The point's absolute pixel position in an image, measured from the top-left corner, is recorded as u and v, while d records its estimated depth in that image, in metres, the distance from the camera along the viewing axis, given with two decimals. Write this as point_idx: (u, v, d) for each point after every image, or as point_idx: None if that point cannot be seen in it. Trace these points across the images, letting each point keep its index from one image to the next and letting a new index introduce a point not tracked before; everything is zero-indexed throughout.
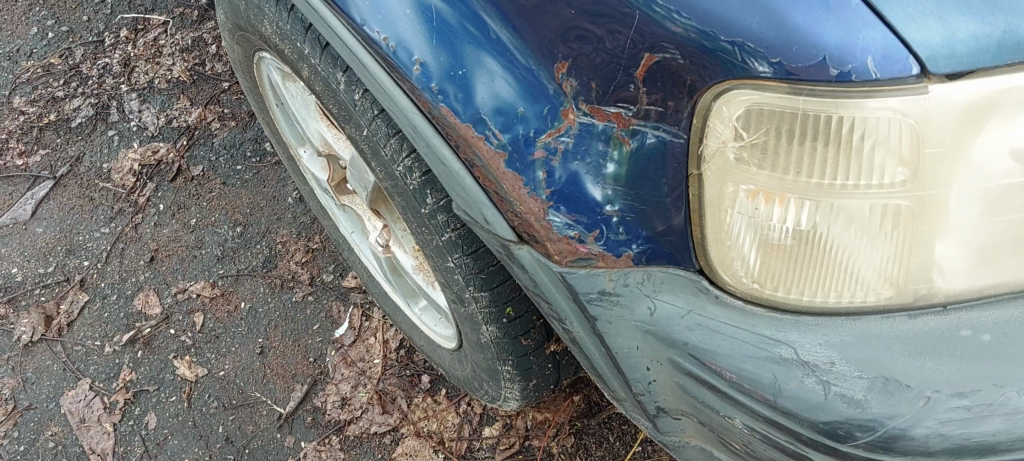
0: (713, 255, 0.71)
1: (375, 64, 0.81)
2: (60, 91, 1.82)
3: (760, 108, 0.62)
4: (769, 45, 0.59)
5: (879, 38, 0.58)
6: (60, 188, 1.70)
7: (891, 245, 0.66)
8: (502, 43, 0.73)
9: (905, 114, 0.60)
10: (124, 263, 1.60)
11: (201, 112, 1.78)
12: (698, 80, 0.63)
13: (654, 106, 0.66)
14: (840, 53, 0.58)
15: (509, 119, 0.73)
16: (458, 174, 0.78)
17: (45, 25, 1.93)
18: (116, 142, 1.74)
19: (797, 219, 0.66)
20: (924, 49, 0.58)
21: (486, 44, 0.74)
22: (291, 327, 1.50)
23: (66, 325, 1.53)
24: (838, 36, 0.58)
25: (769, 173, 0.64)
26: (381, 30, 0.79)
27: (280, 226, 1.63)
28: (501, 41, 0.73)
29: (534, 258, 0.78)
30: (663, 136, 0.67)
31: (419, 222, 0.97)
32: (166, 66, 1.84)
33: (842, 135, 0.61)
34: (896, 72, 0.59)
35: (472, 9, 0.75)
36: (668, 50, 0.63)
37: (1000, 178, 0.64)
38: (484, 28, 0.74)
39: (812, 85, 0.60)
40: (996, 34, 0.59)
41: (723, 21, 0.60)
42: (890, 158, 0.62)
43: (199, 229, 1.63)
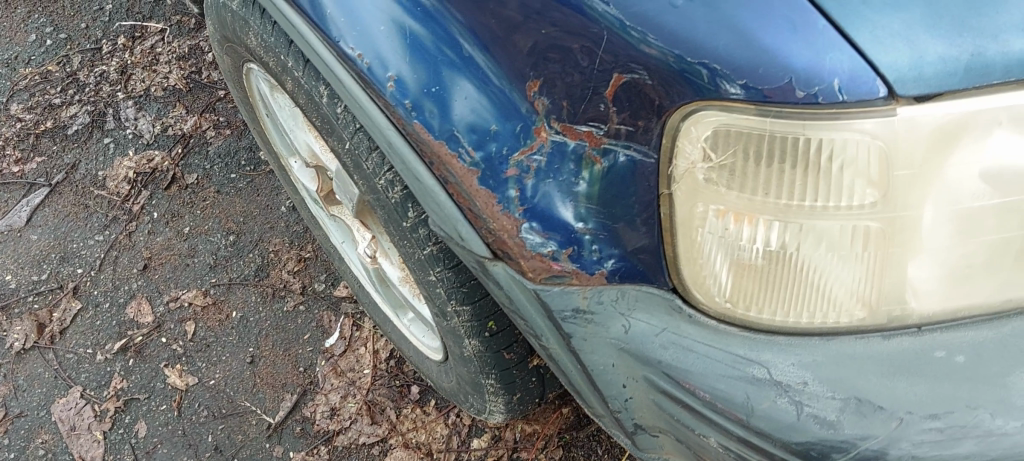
0: (686, 275, 0.71)
1: (351, 80, 0.81)
2: (57, 98, 1.83)
3: (728, 129, 0.62)
4: (737, 67, 0.59)
5: (847, 61, 0.58)
6: (55, 195, 1.71)
7: (862, 265, 0.66)
8: (474, 61, 0.74)
9: (874, 137, 0.60)
10: (117, 271, 1.60)
11: (196, 120, 1.78)
12: (665, 101, 0.63)
13: (624, 126, 0.66)
14: (807, 75, 0.58)
15: (481, 137, 0.73)
16: (431, 190, 0.78)
17: (43, 32, 1.94)
18: (111, 149, 1.75)
19: (767, 238, 0.66)
20: (891, 71, 0.58)
21: (460, 63, 0.75)
22: (282, 336, 1.50)
23: (58, 333, 1.54)
24: (805, 57, 0.58)
25: (738, 193, 0.64)
26: (357, 46, 0.80)
27: (273, 234, 1.63)
28: (473, 60, 0.74)
29: (508, 275, 0.78)
30: (634, 156, 0.67)
31: (400, 236, 0.97)
32: (163, 74, 1.84)
33: (811, 156, 0.61)
34: (863, 94, 0.58)
35: (446, 30, 0.75)
36: (637, 70, 0.63)
37: (970, 201, 0.63)
38: (458, 48, 0.75)
39: (779, 107, 0.60)
40: (963, 58, 0.58)
41: (690, 41, 0.60)
42: (859, 180, 0.62)
43: (192, 237, 1.63)
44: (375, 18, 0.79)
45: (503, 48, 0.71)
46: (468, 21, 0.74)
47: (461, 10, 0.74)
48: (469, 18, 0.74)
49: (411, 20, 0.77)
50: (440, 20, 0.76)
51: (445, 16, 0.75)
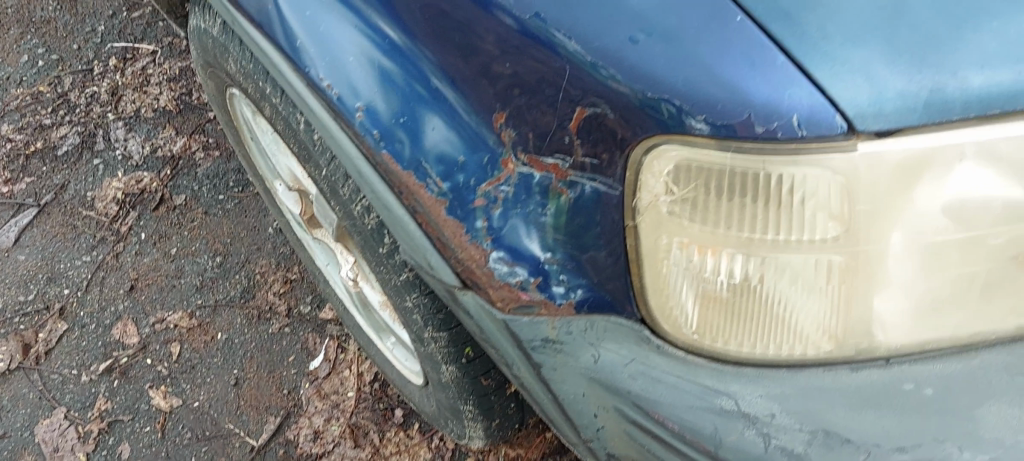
0: (654, 306, 0.70)
1: (322, 110, 0.83)
2: (48, 119, 1.83)
3: (688, 163, 0.62)
4: (696, 102, 0.60)
5: (806, 96, 0.58)
6: (44, 215, 1.71)
7: (829, 298, 0.66)
8: (439, 95, 0.75)
9: (834, 172, 0.60)
10: (104, 292, 1.60)
11: (186, 141, 1.78)
12: (629, 135, 0.64)
13: (589, 158, 0.67)
14: (766, 111, 0.59)
15: (449, 168, 0.75)
16: (402, 219, 0.79)
17: (35, 52, 1.94)
18: (100, 170, 1.75)
19: (730, 270, 0.66)
20: (851, 107, 0.58)
21: (427, 95, 0.75)
22: (267, 358, 1.50)
23: (43, 354, 1.54)
24: (764, 93, 0.59)
25: (701, 226, 0.65)
26: (327, 77, 0.81)
27: (260, 256, 1.63)
28: (440, 94, 0.75)
29: (478, 304, 0.78)
30: (599, 188, 0.68)
31: (377, 261, 0.98)
32: (153, 95, 1.84)
33: (772, 191, 0.62)
34: (822, 130, 0.59)
35: (412, 61, 0.76)
36: (599, 104, 0.64)
37: (933, 236, 0.63)
38: (425, 80, 0.75)
39: (739, 142, 0.60)
40: (922, 93, 0.58)
41: (651, 77, 0.61)
42: (821, 213, 0.62)
43: (180, 259, 1.63)
44: (344, 52, 0.80)
45: (472, 81, 0.72)
46: (435, 54, 0.74)
47: (427, 43, 0.74)
48: (435, 52, 0.74)
49: (378, 53, 0.78)
50: (406, 53, 0.76)
51: (410, 49, 0.76)
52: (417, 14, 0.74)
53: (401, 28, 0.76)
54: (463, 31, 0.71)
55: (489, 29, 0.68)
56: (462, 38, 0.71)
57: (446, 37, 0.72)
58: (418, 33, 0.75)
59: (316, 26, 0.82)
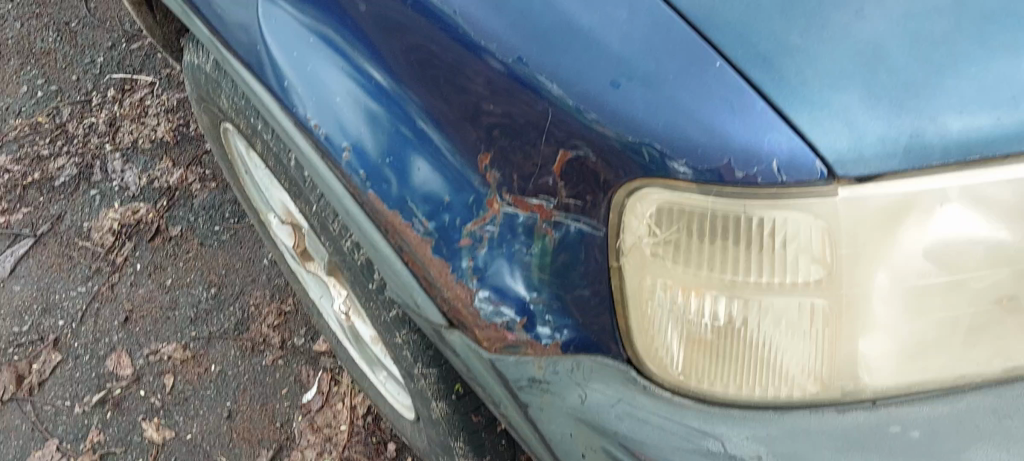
0: (640, 346, 0.70)
1: (310, 149, 0.84)
2: (46, 150, 1.84)
3: (670, 206, 0.63)
4: (677, 146, 0.60)
5: (785, 141, 0.59)
6: (40, 246, 1.72)
7: (813, 340, 0.65)
8: (425, 137, 0.76)
9: (816, 216, 0.61)
10: (98, 323, 1.60)
11: (182, 173, 1.79)
12: (612, 178, 0.64)
13: (573, 199, 0.68)
14: (745, 156, 0.59)
15: (435, 207, 0.76)
16: (388, 258, 0.80)
17: (34, 83, 1.95)
18: (97, 201, 1.76)
19: (714, 312, 0.66)
20: (831, 152, 0.58)
21: (413, 137, 0.77)
22: (260, 390, 1.49)
23: (37, 385, 1.53)
24: (743, 138, 0.59)
25: (685, 268, 0.65)
26: (314, 117, 0.82)
27: (254, 287, 1.63)
28: (427, 136, 0.76)
29: (465, 343, 0.78)
30: (583, 228, 0.68)
31: (366, 297, 0.98)
32: (151, 126, 1.85)
33: (754, 234, 0.62)
34: (802, 175, 0.59)
35: (398, 104, 0.78)
36: (580, 147, 0.65)
37: (917, 280, 0.63)
38: (411, 123, 0.77)
39: (721, 186, 0.60)
40: (902, 139, 0.58)
41: (632, 122, 0.61)
42: (803, 256, 0.62)
43: (174, 290, 1.63)
44: (330, 92, 0.81)
45: (457, 125, 0.74)
46: (422, 98, 0.76)
47: (414, 86, 0.76)
48: (421, 96, 0.76)
49: (365, 95, 0.79)
50: (393, 95, 0.78)
51: (397, 92, 0.78)
52: (404, 56, 0.75)
53: (388, 70, 0.78)
54: (448, 73, 0.72)
55: (473, 71, 0.69)
56: (448, 80, 0.72)
57: (432, 80, 0.74)
58: (404, 75, 0.76)
59: (302, 67, 0.83)
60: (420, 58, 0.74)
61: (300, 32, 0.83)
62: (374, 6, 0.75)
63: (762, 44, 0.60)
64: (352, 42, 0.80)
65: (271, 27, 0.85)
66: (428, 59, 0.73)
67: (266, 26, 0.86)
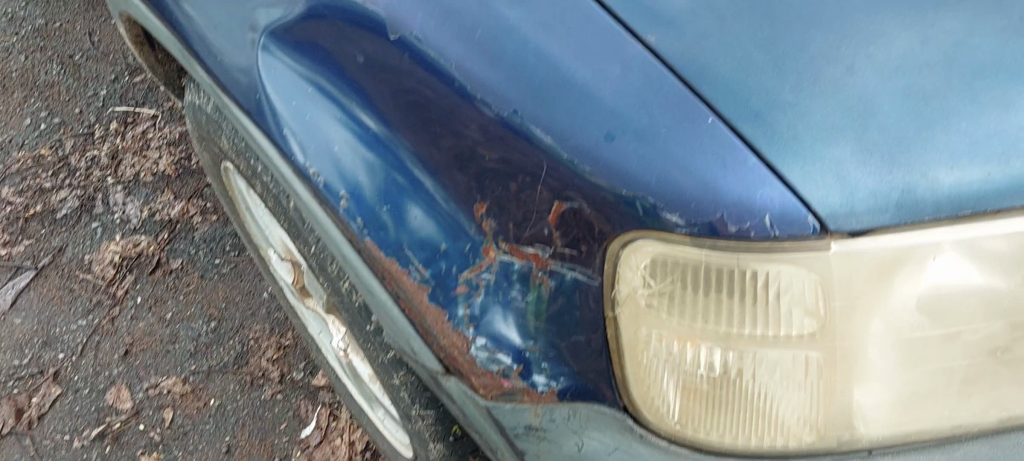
0: (636, 395, 0.69)
1: (309, 196, 0.84)
2: (48, 182, 1.85)
3: (665, 259, 0.63)
4: (670, 200, 0.61)
5: (777, 195, 0.59)
6: (41, 278, 1.72)
7: (808, 392, 0.65)
8: (419, 184, 0.76)
9: (809, 270, 0.61)
10: (98, 357, 1.60)
11: (184, 205, 1.79)
12: (606, 228, 0.65)
13: (568, 249, 0.68)
14: (738, 211, 0.59)
15: (431, 254, 0.76)
16: (385, 303, 0.80)
17: (37, 116, 1.95)
18: (98, 234, 1.76)
19: (710, 363, 0.65)
20: (823, 207, 0.59)
21: (408, 185, 0.77)
22: (259, 425, 1.49)
23: (36, 418, 1.53)
24: (736, 194, 0.59)
25: (680, 320, 0.64)
26: (313, 164, 0.82)
27: (254, 321, 1.63)
28: (420, 182, 0.77)
29: (461, 390, 0.78)
30: (579, 277, 0.68)
31: (363, 338, 0.98)
32: (153, 159, 1.86)
33: (748, 287, 0.62)
34: (795, 230, 0.59)
35: (394, 152, 0.78)
36: (575, 199, 0.65)
37: (912, 332, 0.64)
38: (406, 172, 0.77)
39: (714, 240, 0.61)
40: (895, 194, 0.59)
41: (626, 176, 0.62)
42: (797, 309, 0.63)
43: (175, 323, 1.63)
44: (327, 140, 0.81)
45: (451, 169, 0.74)
46: (416, 145, 0.76)
47: (408, 133, 0.76)
48: (416, 143, 0.76)
49: (361, 142, 0.79)
50: (388, 142, 0.78)
51: (392, 139, 0.78)
52: (399, 104, 0.75)
53: (383, 118, 0.78)
54: (443, 121, 0.72)
55: (467, 120, 0.69)
56: (441, 128, 0.73)
57: (426, 127, 0.74)
58: (399, 123, 0.77)
59: (299, 115, 0.84)
60: (414, 105, 0.74)
61: (297, 81, 0.84)
62: (369, 55, 0.76)
63: (754, 99, 0.60)
64: (348, 89, 0.80)
65: (268, 76, 0.86)
66: (422, 104, 0.73)
67: (263, 74, 0.86)
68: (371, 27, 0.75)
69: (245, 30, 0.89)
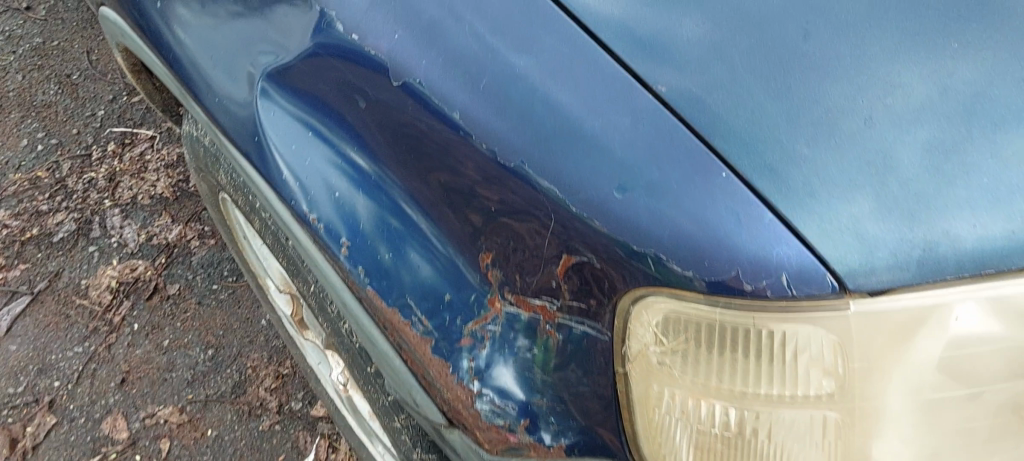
0: (647, 452, 0.66)
1: (308, 241, 0.83)
2: (45, 204, 1.81)
3: (677, 315, 0.60)
4: (682, 257, 0.58)
5: (794, 252, 0.57)
6: (37, 304, 1.69)
7: (826, 452, 0.62)
8: (425, 237, 0.76)
9: (827, 329, 0.58)
10: (94, 385, 1.57)
11: (182, 229, 1.77)
12: (617, 282, 0.62)
13: (576, 302, 0.66)
14: (753, 268, 0.57)
15: (434, 305, 0.76)
16: (386, 354, 0.79)
17: (35, 137, 1.92)
18: (95, 258, 1.74)
19: (726, 421, 0.62)
20: (841, 265, 0.56)
21: (410, 235, 0.77)
22: (257, 456, 1.47)
23: (30, 449, 1.49)
24: (751, 250, 0.57)
25: (692, 377, 0.62)
26: (314, 211, 0.81)
27: (253, 349, 1.62)
28: (426, 235, 0.76)
29: (464, 443, 0.76)
30: (588, 331, 0.66)
31: (365, 379, 0.95)
32: (151, 182, 1.84)
33: (764, 346, 0.60)
34: (813, 288, 0.57)
35: (395, 202, 0.78)
36: (583, 252, 0.63)
37: (932, 392, 0.61)
38: (407, 221, 0.78)
39: (728, 297, 0.58)
40: (915, 252, 0.57)
41: (636, 230, 0.59)
42: (815, 369, 0.60)
43: (172, 351, 1.61)
44: (330, 187, 0.80)
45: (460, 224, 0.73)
46: (422, 197, 0.75)
47: (415, 187, 0.75)
48: (417, 192, 0.76)
49: (362, 190, 0.79)
50: (393, 196, 0.78)
51: (397, 192, 0.77)
52: (406, 158, 0.74)
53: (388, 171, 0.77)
54: (452, 176, 0.71)
55: (480, 175, 0.68)
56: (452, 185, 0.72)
57: (436, 183, 0.72)
58: (405, 177, 0.76)
59: (299, 160, 0.82)
60: (423, 160, 0.73)
61: (297, 125, 0.83)
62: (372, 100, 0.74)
63: (768, 153, 0.58)
64: (351, 140, 0.79)
65: (266, 118, 0.84)
66: (432, 161, 0.72)
67: (261, 116, 0.84)
68: (370, 69, 0.72)
69: (239, 69, 0.86)
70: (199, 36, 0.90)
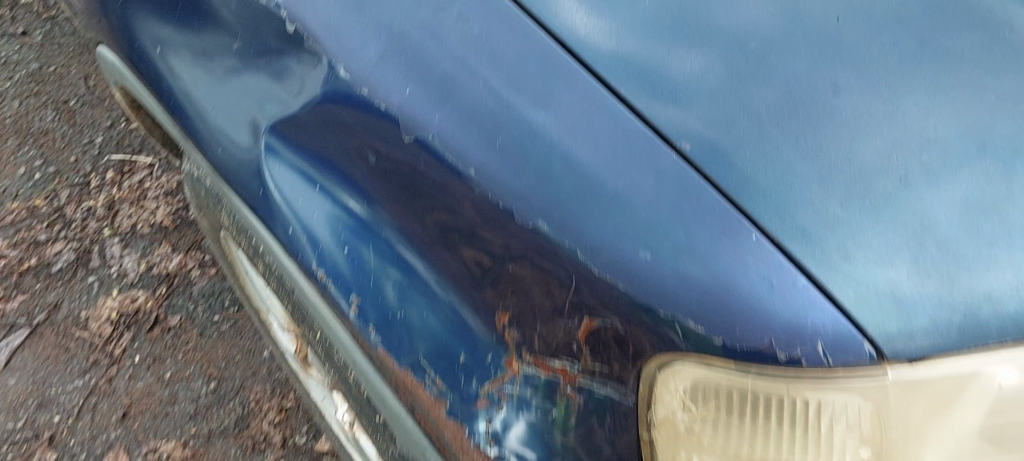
0: None
1: (317, 297, 0.81)
2: (42, 234, 1.79)
3: (706, 383, 0.57)
4: (713, 324, 0.55)
5: (829, 318, 0.54)
6: (35, 337, 1.66)
7: None
8: (438, 298, 0.73)
9: (865, 398, 0.55)
10: (95, 419, 1.54)
11: (181, 258, 1.74)
12: (641, 348, 0.60)
13: (598, 366, 0.64)
14: (788, 336, 0.54)
15: (450, 365, 0.74)
16: (399, 415, 0.77)
17: (32, 165, 1.89)
18: (95, 289, 1.71)
19: None
20: (880, 333, 0.54)
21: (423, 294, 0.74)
22: None
23: None
24: (785, 318, 0.54)
25: (723, 447, 0.58)
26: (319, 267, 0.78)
27: (255, 381, 1.58)
28: (439, 295, 0.72)
29: None
30: (611, 394, 0.64)
31: (373, 429, 0.92)
32: (150, 210, 1.81)
33: (799, 415, 0.56)
34: (850, 357, 0.54)
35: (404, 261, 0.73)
36: (606, 315, 0.60)
37: None
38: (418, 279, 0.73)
39: (760, 366, 0.55)
40: (956, 318, 0.55)
41: (664, 294, 0.56)
42: (851, 437, 0.57)
43: (174, 383, 1.58)
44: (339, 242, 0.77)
45: (474, 287, 0.69)
46: (432, 257, 0.70)
47: (425, 246, 0.70)
48: (428, 251, 0.71)
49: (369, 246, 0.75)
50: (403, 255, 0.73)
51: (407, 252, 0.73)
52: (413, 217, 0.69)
53: (401, 229, 0.72)
54: (462, 234, 0.66)
55: (493, 234, 0.64)
56: (463, 240, 0.67)
57: (446, 239, 0.68)
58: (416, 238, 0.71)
59: (306, 211, 0.77)
60: (432, 215, 0.67)
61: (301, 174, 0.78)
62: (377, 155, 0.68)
63: (801, 216, 0.56)
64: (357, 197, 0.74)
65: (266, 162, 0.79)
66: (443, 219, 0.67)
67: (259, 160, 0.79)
68: (363, 109, 0.65)
69: (219, 116, 0.81)
70: (178, 79, 0.84)
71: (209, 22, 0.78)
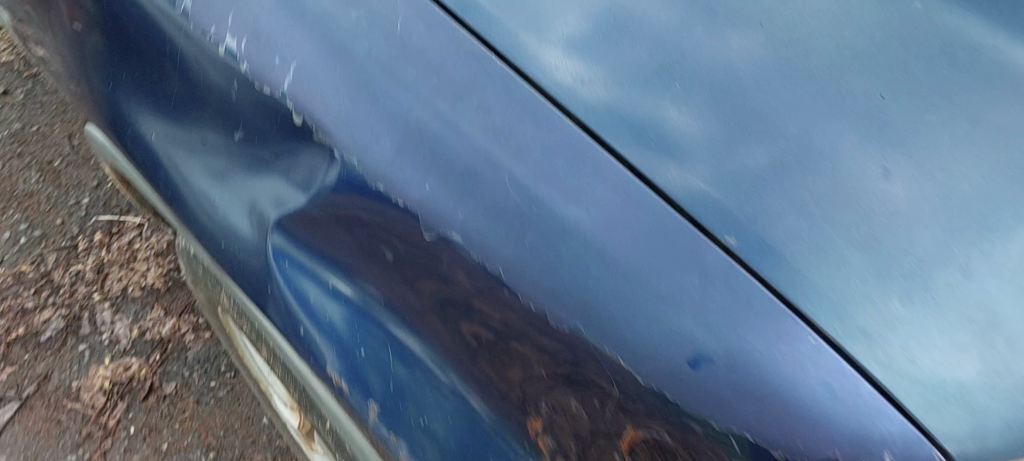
0: None
1: (337, 402, 0.79)
2: (29, 301, 1.73)
3: None
4: (772, 438, 0.51)
5: (897, 427, 0.50)
6: (25, 410, 1.61)
7: None
8: (467, 398, 0.68)
9: None
10: None
11: (175, 322, 1.69)
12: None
13: None
14: (854, 448, 0.50)
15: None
16: None
17: (16, 228, 1.82)
18: (86, 357, 1.65)
19: None
20: (951, 441, 0.50)
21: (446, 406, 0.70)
22: None
23: None
24: (850, 429, 0.50)
25: None
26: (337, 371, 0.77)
27: (254, 450, 1.54)
28: (467, 404, 0.69)
29: None
30: None
31: None
32: (141, 272, 1.75)
33: None
34: None
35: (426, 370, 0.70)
36: (653, 426, 0.56)
37: None
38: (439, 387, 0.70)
39: None
40: None
41: (717, 405, 0.52)
42: None
43: (171, 455, 1.53)
44: (362, 341, 0.73)
45: (503, 392, 0.65)
46: (459, 363, 0.67)
47: (450, 350, 0.67)
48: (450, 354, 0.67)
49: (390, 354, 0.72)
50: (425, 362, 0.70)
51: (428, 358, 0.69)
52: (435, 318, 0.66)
53: (421, 332, 0.68)
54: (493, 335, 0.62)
55: (524, 338, 0.60)
56: (490, 341, 0.63)
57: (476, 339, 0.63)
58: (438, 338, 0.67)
59: (324, 309, 0.74)
60: (458, 316, 0.64)
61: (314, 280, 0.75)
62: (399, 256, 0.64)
63: (861, 317, 0.52)
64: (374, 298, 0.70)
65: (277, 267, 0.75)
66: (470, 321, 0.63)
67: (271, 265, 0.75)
68: (381, 207, 0.62)
69: (224, 210, 0.77)
70: (179, 168, 0.80)
71: (199, 118, 0.73)
